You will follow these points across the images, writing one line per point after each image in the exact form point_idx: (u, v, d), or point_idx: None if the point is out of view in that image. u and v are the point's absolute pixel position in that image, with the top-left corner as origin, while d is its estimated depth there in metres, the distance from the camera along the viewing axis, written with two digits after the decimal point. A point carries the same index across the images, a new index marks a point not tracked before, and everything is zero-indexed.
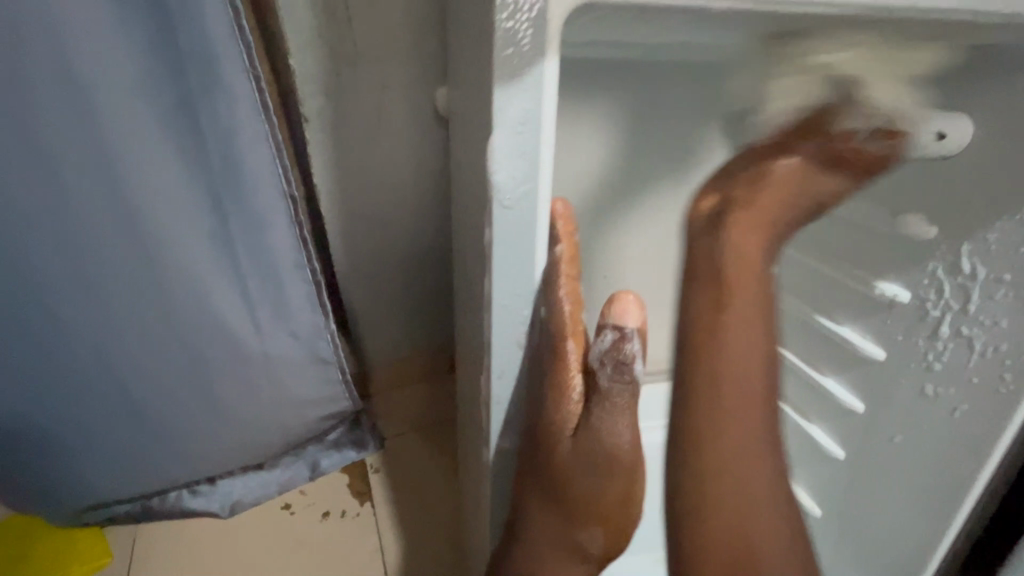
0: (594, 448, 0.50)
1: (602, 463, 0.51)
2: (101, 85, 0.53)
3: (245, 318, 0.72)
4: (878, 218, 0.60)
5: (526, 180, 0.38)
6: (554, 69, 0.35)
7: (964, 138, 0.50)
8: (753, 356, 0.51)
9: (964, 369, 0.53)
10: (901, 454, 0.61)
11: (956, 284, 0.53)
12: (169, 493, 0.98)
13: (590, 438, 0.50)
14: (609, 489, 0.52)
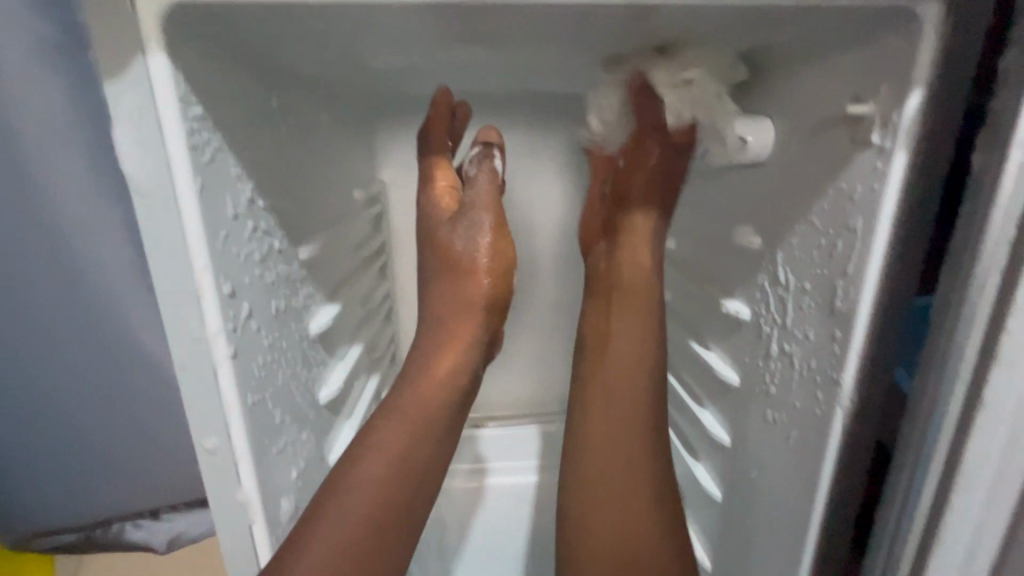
0: (458, 248, 0.51)
1: (460, 258, 0.51)
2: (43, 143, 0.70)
3: (160, 339, 0.85)
4: (724, 230, 0.57)
5: (160, 179, 0.32)
6: (164, 64, 0.30)
7: (767, 143, 0.48)
8: (652, 331, 0.50)
9: (790, 391, 0.48)
10: (755, 494, 0.54)
11: (777, 296, 0.49)
12: (116, 524, 1.00)
13: (452, 233, 0.52)
14: (475, 280, 0.51)
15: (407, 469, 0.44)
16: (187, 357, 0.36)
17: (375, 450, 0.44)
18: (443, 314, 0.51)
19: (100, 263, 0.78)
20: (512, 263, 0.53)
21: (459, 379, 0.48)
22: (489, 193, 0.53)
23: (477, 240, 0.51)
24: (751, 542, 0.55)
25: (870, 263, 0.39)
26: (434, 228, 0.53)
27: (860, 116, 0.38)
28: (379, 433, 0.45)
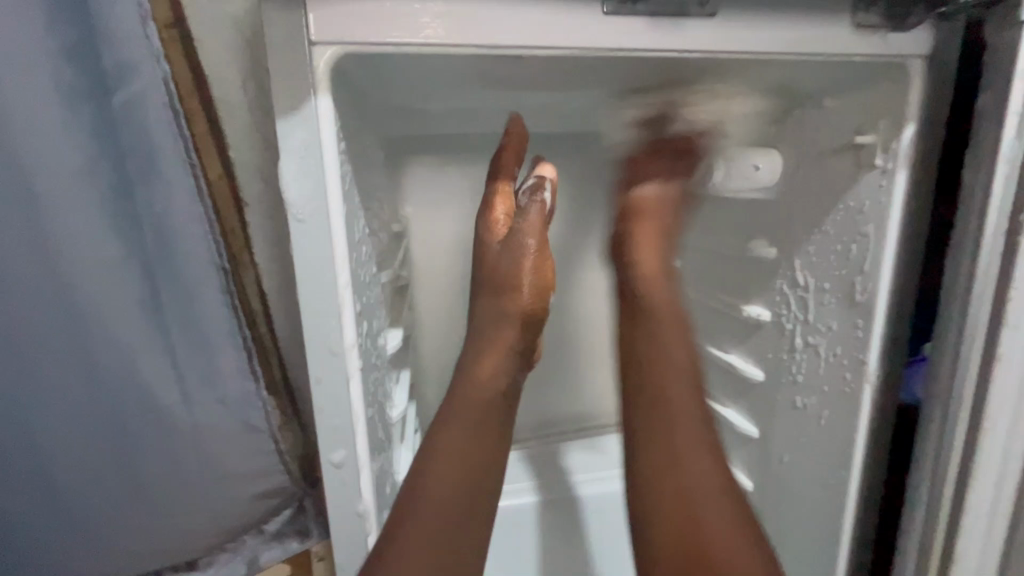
0: (499, 263, 0.47)
1: (505, 276, 0.47)
2: None
3: None
4: (734, 245, 0.66)
5: (316, 206, 0.36)
6: (328, 104, 0.35)
7: (776, 168, 0.57)
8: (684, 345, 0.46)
9: (818, 377, 0.55)
10: (792, 474, 0.60)
11: (798, 296, 0.57)
12: None
13: (498, 254, 0.48)
14: (518, 302, 0.46)
15: (470, 483, 0.41)
16: (322, 369, 0.39)
17: (436, 462, 0.40)
18: (481, 331, 0.47)
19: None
20: (552, 282, 0.49)
21: (499, 392, 0.45)
22: (539, 225, 0.48)
23: (522, 263, 0.47)
24: (791, 520, 0.61)
25: (883, 260, 0.48)
26: (480, 248, 0.49)
27: (865, 144, 0.47)
28: (432, 447, 0.41)
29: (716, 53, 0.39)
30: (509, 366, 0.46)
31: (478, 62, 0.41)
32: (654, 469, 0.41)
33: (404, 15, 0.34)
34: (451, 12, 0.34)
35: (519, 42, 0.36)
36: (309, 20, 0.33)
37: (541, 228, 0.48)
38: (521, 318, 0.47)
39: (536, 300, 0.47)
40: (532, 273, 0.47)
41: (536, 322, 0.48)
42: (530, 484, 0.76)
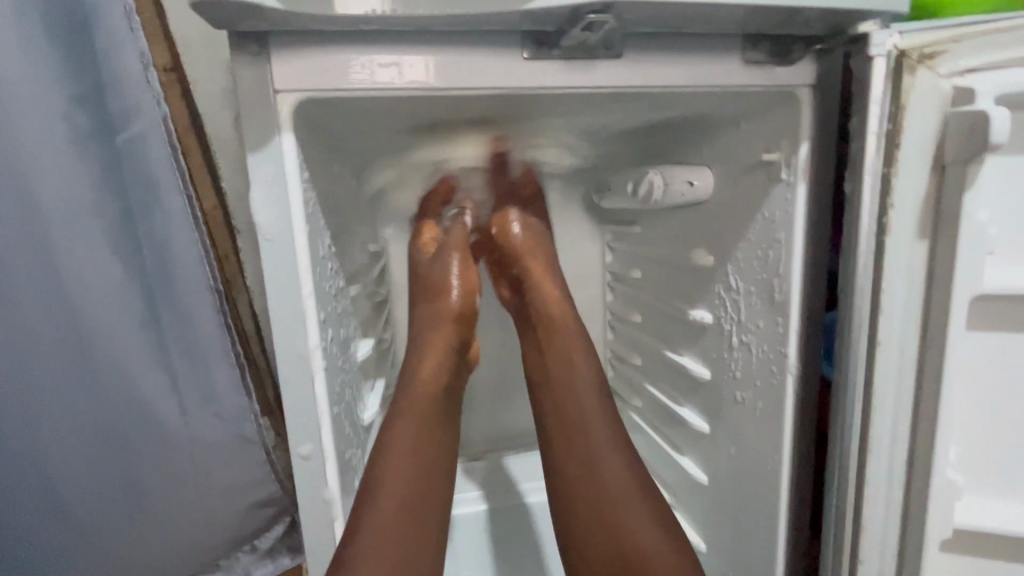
0: (433, 272, 0.62)
1: (437, 275, 0.60)
2: (71, 217, 0.73)
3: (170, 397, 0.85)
4: (681, 255, 0.72)
5: (282, 228, 0.42)
6: (291, 143, 0.41)
7: (707, 185, 0.64)
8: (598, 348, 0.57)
9: (751, 372, 0.61)
10: (737, 465, 0.65)
11: (732, 299, 0.63)
12: None
13: (431, 264, 0.62)
14: (446, 300, 0.59)
15: (433, 445, 0.50)
16: (290, 371, 0.45)
17: (403, 430, 0.49)
18: (422, 326, 0.58)
19: (111, 331, 0.80)
20: (477, 284, 0.61)
21: (440, 375, 0.54)
22: (460, 241, 0.65)
23: (448, 269, 0.61)
24: (741, 511, 0.65)
25: (794, 264, 0.53)
26: (416, 263, 0.66)
27: (772, 161, 0.54)
28: (398, 422, 0.50)
29: (623, 88, 0.46)
30: (446, 353, 0.56)
31: (425, 101, 0.48)
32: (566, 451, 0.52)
33: (353, 65, 0.41)
34: (392, 62, 0.41)
35: (451, 84, 0.43)
36: (273, 72, 0.40)
37: (462, 248, 0.64)
38: (455, 313, 0.59)
39: (465, 298, 0.60)
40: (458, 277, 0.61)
41: (467, 317, 0.60)
42: (479, 495, 0.82)
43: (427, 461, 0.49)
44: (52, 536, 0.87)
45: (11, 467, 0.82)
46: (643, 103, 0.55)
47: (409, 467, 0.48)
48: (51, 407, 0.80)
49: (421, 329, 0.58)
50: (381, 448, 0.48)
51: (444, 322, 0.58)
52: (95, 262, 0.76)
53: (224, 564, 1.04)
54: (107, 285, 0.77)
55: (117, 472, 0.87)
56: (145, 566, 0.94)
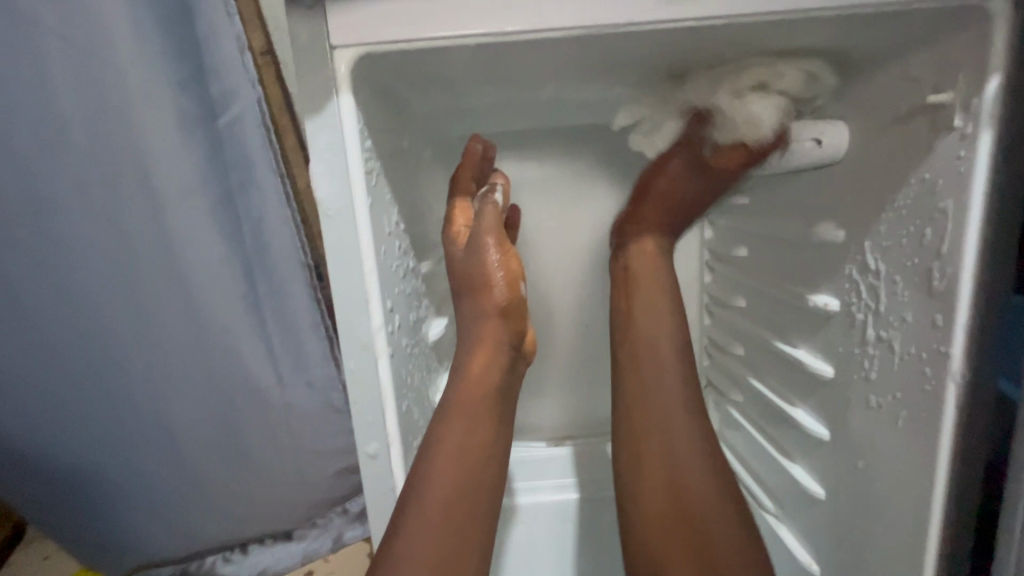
0: (471, 272, 0.51)
1: (473, 275, 0.51)
2: (179, 194, 0.77)
3: (269, 364, 0.90)
4: (802, 229, 0.61)
5: (342, 203, 0.39)
6: (350, 105, 0.38)
7: (841, 142, 0.53)
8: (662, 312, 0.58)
9: (893, 373, 0.49)
10: (867, 483, 0.54)
11: (869, 283, 0.51)
12: (251, 545, 1.10)
13: (464, 259, 0.51)
14: (495, 299, 0.50)
15: (461, 523, 0.44)
16: (353, 359, 0.43)
17: (426, 500, 0.43)
18: (467, 332, 0.50)
19: (216, 301, 0.85)
20: (520, 272, 0.52)
21: (490, 380, 0.49)
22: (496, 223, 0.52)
23: (489, 265, 0.50)
24: (868, 535, 0.55)
25: (965, 242, 0.41)
26: (448, 256, 0.53)
27: (940, 105, 0.42)
28: (437, 455, 0.45)
29: (736, 19, 0.37)
30: (498, 355, 0.50)
31: (501, 52, 0.42)
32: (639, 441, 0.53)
33: (411, 11, 0.36)
34: (456, 5, 0.36)
35: (522, 26, 0.36)
36: (330, 27, 0.36)
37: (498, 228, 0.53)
38: (498, 309, 0.50)
39: (512, 287, 0.51)
40: (502, 270, 0.51)
41: (514, 308, 0.51)
42: (552, 485, 0.82)
43: (473, 497, 0.45)
44: (179, 482, 0.98)
45: (144, 419, 0.92)
46: (764, 40, 0.45)
47: (452, 506, 0.44)
48: (173, 367, 0.88)
49: (468, 331, 0.50)
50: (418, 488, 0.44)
51: (488, 322, 0.50)
52: (200, 235, 0.80)
53: (320, 521, 1.10)
54: (211, 258, 0.82)
55: (228, 428, 0.95)
56: (254, 512, 1.04)
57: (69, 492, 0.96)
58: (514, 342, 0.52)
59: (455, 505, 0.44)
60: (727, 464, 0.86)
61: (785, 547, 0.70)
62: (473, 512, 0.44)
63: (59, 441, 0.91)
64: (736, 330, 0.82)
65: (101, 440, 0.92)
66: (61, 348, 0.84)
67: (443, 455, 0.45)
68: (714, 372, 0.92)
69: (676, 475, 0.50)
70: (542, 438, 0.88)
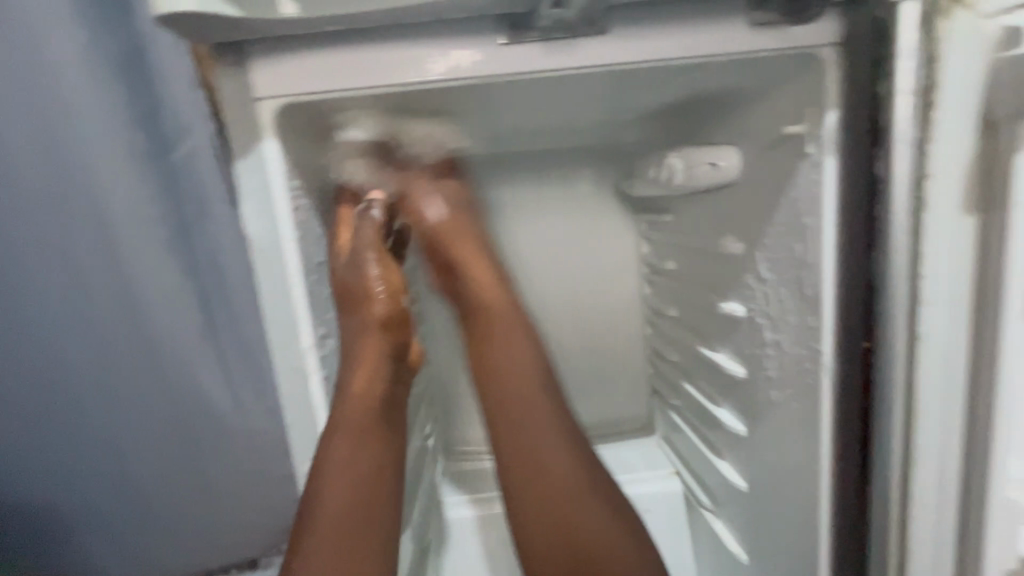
0: (350, 282, 0.52)
1: (354, 288, 0.52)
2: (131, 227, 0.80)
3: (226, 392, 0.92)
4: (712, 244, 0.67)
5: (272, 239, 0.43)
6: (275, 148, 0.42)
7: (736, 165, 0.58)
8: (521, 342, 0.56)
9: (784, 371, 0.55)
10: (774, 472, 0.59)
11: (762, 291, 0.57)
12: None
13: (341, 270, 0.53)
14: (371, 312, 0.52)
15: (348, 540, 0.48)
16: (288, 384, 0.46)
17: (321, 525, 0.49)
18: (349, 346, 0.52)
19: (172, 331, 0.86)
20: (401, 284, 0.55)
21: (372, 397, 0.51)
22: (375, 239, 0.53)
23: (366, 277, 0.52)
24: (780, 520, 0.60)
25: (824, 253, 0.47)
26: (328, 263, 0.55)
27: (797, 136, 0.48)
28: (331, 468, 0.49)
29: (614, 68, 0.43)
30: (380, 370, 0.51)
31: (418, 97, 0.48)
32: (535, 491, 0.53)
33: (324, 67, 0.41)
34: (363, 61, 0.41)
35: (423, 77, 0.41)
36: (252, 82, 0.41)
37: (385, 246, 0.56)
38: (379, 323, 0.52)
39: (390, 301, 0.53)
40: (378, 283, 0.53)
41: (393, 321, 0.53)
42: None
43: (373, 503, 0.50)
44: (139, 516, 0.98)
45: (99, 452, 0.92)
46: (650, 81, 0.51)
47: (351, 513, 0.49)
48: (128, 399, 0.89)
49: (353, 346, 0.52)
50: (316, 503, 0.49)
51: (369, 336, 0.51)
52: (154, 266, 0.82)
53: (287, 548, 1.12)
54: (164, 289, 0.84)
55: (186, 458, 0.95)
56: (218, 541, 1.04)
57: (22, 531, 0.94)
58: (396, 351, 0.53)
59: (352, 514, 0.49)
60: (672, 465, 0.91)
61: (719, 539, 0.76)
62: (376, 512, 0.50)
63: (9, 479, 0.90)
64: (671, 339, 0.88)
65: (54, 477, 0.91)
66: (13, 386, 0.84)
67: (334, 470, 0.49)
68: (657, 378, 0.97)
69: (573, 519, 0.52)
70: (498, 451, 0.94)
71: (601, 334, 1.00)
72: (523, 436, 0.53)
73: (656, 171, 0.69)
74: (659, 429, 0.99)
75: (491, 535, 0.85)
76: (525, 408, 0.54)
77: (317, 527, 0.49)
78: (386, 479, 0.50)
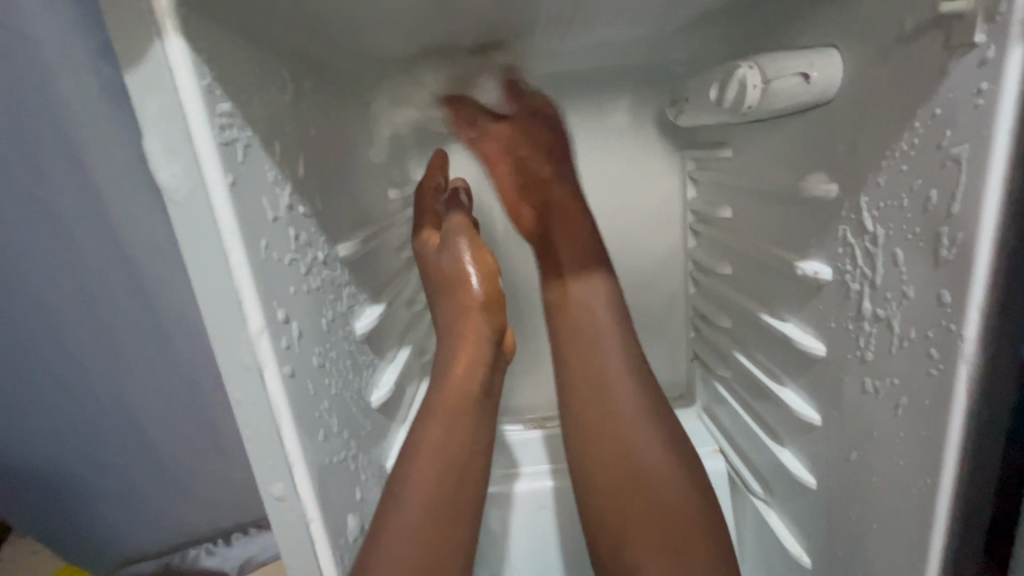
0: (447, 268, 0.53)
1: (450, 272, 0.53)
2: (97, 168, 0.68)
3: None
4: (791, 184, 0.52)
5: (193, 187, 0.31)
6: (182, 51, 0.29)
7: (834, 77, 0.43)
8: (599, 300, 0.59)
9: (892, 355, 0.41)
10: (863, 474, 0.47)
11: (865, 249, 0.43)
12: (231, 537, 1.03)
13: (438, 257, 0.54)
14: (470, 294, 0.51)
15: (433, 534, 0.43)
16: (236, 383, 0.35)
17: (409, 506, 0.44)
18: (450, 330, 0.51)
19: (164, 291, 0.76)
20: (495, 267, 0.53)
21: (470, 388, 0.48)
22: (466, 224, 0.55)
23: (462, 259, 0.52)
24: (864, 530, 0.48)
25: (984, 196, 0.32)
26: (423, 257, 0.56)
27: (959, 15, 0.32)
28: (427, 442, 0.46)
29: None
30: (481, 354, 0.50)
31: None
32: (589, 452, 0.55)
33: None
34: None
35: None
36: None
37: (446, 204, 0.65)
38: (479, 306, 0.51)
39: (486, 282, 0.52)
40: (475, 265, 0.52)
41: (494, 304, 0.52)
42: (545, 468, 0.77)
43: (464, 492, 0.46)
44: (152, 474, 0.93)
45: (99, 415, 0.85)
46: None
47: (444, 498, 0.45)
48: (121, 361, 0.81)
49: (453, 329, 0.51)
50: (401, 478, 0.45)
51: (472, 318, 0.51)
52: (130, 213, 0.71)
53: None
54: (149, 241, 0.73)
55: (193, 420, 0.89)
56: (228, 501, 0.99)
57: (32, 492, 0.91)
58: (499, 338, 0.52)
59: (438, 498, 0.45)
60: (716, 442, 0.79)
61: (773, 535, 0.65)
62: (461, 496, 0.46)
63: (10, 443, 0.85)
64: (721, 300, 0.74)
65: (57, 439, 0.86)
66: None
67: (424, 451, 0.45)
68: (700, 344, 0.84)
69: (625, 457, 0.53)
70: (520, 420, 0.86)
71: (636, 291, 0.87)
72: (601, 372, 0.56)
73: (717, 90, 0.54)
74: (699, 399, 0.87)
75: (505, 515, 0.74)
76: (598, 350, 0.57)
77: (400, 510, 0.43)
78: (480, 470, 0.48)
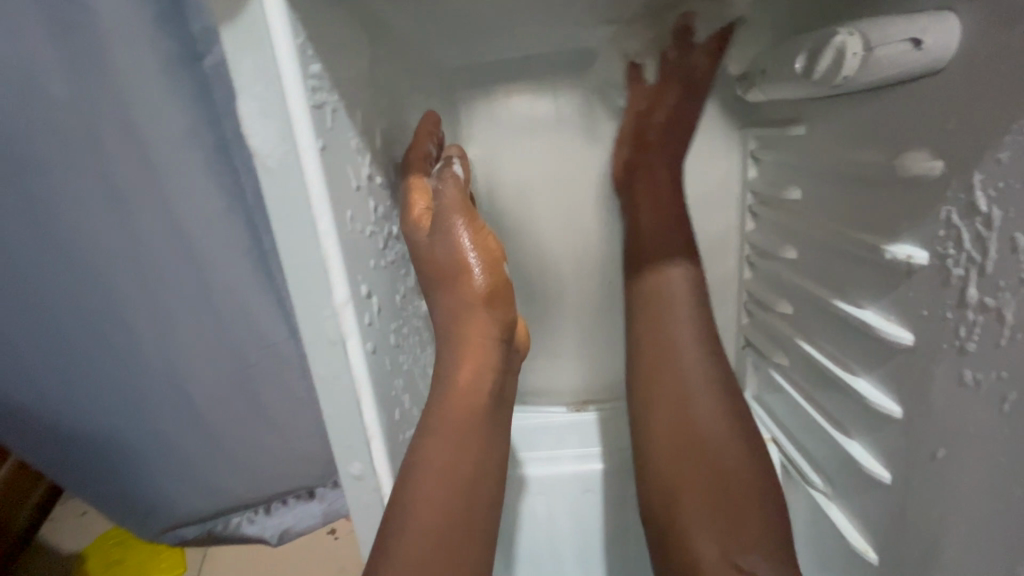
0: (442, 257, 0.44)
1: (448, 263, 0.44)
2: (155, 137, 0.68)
3: (278, 323, 0.84)
4: (882, 162, 0.49)
5: (286, 154, 0.30)
6: (281, 7, 0.28)
7: (948, 43, 0.40)
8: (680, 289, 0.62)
9: (1000, 346, 0.39)
10: (950, 469, 0.45)
11: (974, 232, 0.40)
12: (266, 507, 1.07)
13: (430, 244, 0.44)
14: (475, 289, 0.44)
15: (443, 562, 0.39)
16: (319, 358, 0.34)
17: (410, 534, 0.39)
18: (452, 333, 0.45)
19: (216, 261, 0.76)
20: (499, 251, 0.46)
21: (481, 396, 0.44)
22: (461, 201, 0.45)
23: (462, 247, 0.43)
24: (945, 528, 0.46)
25: None
26: (411, 243, 0.45)
27: None
28: (428, 463, 0.41)
29: None
30: (490, 357, 0.44)
31: None
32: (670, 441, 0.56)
33: None
34: None
35: None
36: None
37: None
38: (482, 301, 0.44)
39: (490, 275, 0.44)
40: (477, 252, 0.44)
41: (500, 298, 0.45)
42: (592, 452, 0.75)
43: (473, 511, 0.42)
44: (201, 441, 0.95)
45: (154, 383, 0.87)
46: None
47: (450, 522, 0.41)
48: (175, 330, 0.82)
49: (455, 331, 0.45)
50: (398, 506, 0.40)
51: (475, 320, 0.44)
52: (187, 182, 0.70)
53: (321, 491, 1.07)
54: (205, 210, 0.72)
55: (242, 390, 0.90)
56: (270, 472, 1.01)
57: (87, 456, 0.93)
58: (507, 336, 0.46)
59: (444, 522, 0.40)
60: (767, 431, 0.77)
61: (832, 527, 0.63)
62: (470, 518, 0.42)
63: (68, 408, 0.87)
64: (783, 287, 0.71)
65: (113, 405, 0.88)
66: (54, 318, 0.77)
67: (428, 470, 0.41)
68: (753, 332, 0.81)
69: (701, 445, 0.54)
70: (563, 402, 0.84)
71: None
72: (679, 359, 0.58)
73: (805, 60, 0.51)
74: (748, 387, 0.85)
75: (551, 496, 0.74)
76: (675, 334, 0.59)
77: (400, 541, 0.39)
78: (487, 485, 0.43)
